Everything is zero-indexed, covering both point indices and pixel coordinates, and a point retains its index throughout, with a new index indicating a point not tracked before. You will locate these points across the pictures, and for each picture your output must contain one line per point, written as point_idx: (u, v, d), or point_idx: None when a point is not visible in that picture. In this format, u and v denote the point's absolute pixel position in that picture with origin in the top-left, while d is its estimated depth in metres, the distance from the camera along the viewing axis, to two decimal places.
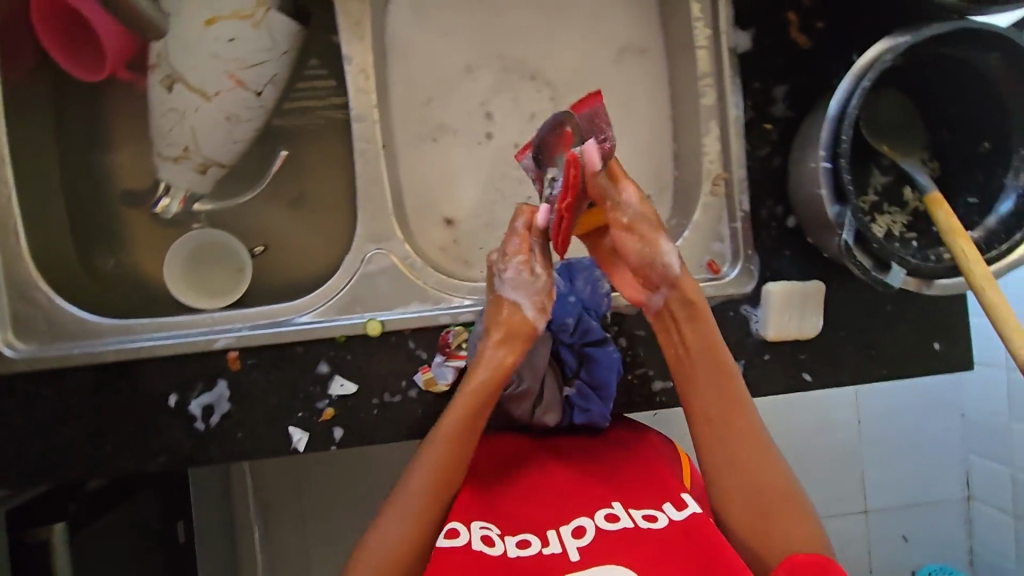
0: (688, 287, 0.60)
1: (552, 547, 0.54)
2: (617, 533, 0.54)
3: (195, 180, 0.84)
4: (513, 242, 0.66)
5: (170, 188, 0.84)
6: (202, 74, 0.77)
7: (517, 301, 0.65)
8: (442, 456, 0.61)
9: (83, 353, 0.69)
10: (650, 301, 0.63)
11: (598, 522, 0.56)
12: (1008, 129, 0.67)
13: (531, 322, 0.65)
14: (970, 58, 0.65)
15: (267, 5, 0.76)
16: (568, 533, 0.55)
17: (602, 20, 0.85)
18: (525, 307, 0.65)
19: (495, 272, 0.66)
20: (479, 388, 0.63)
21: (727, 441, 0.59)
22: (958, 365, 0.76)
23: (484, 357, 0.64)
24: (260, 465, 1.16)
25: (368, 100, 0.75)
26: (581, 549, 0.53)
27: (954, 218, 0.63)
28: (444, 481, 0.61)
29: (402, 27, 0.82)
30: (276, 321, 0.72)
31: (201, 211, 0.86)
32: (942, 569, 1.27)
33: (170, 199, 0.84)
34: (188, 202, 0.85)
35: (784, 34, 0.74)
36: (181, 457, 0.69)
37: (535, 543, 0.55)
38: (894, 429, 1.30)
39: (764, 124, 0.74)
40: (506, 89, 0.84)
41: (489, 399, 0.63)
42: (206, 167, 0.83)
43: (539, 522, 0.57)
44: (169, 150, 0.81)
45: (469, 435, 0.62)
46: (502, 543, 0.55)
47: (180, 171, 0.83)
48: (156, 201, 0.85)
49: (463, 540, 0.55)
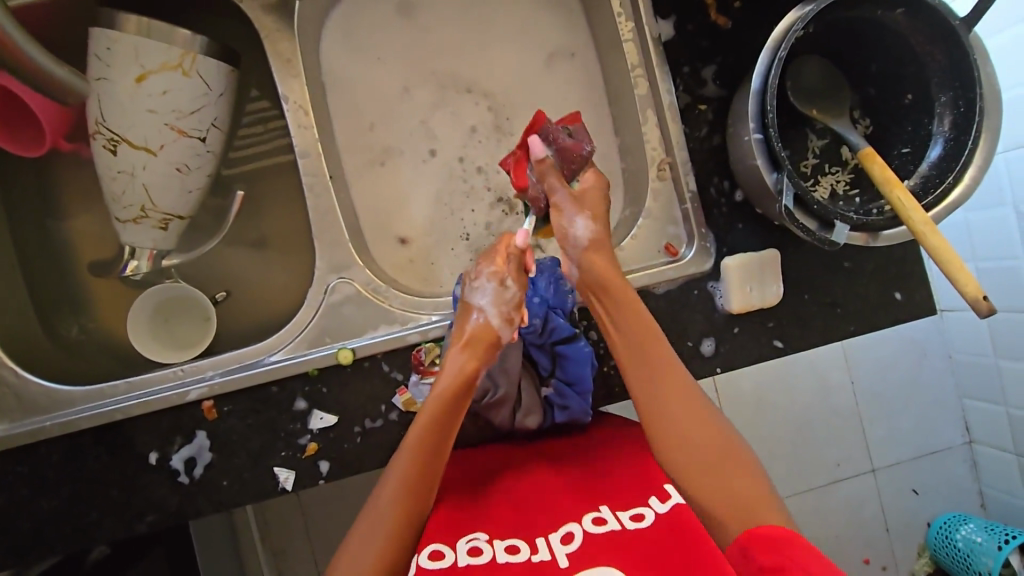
0: (601, 265, 0.66)
1: (541, 555, 0.56)
2: (603, 536, 0.57)
3: (159, 238, 0.81)
4: (488, 257, 0.69)
5: (134, 251, 0.81)
6: (143, 131, 0.75)
7: (483, 308, 0.67)
8: (410, 467, 0.59)
9: (57, 424, 0.68)
10: (570, 274, 0.69)
11: (585, 527, 0.58)
12: (926, 79, 0.70)
13: (495, 329, 0.67)
14: (879, 17, 0.68)
15: (194, 50, 0.73)
16: (557, 540, 0.57)
17: (531, 27, 0.87)
18: (490, 314, 0.67)
19: (468, 279, 0.69)
20: (444, 393, 0.62)
21: (668, 411, 0.59)
22: (925, 310, 0.78)
23: (449, 362, 0.64)
24: (264, 511, 1.15)
25: (311, 136, 0.76)
26: (569, 556, 0.55)
27: (888, 170, 0.65)
28: (416, 492, 0.59)
29: (337, 60, 0.83)
30: (246, 363, 0.72)
31: (171, 266, 0.86)
32: (954, 518, 1.28)
33: (138, 261, 0.82)
34: (156, 260, 0.83)
35: (704, 17, 0.76)
36: (169, 513, 0.69)
37: (524, 549, 0.57)
38: (884, 384, 1.32)
39: (698, 106, 0.76)
40: (448, 106, 0.86)
41: (457, 406, 0.63)
42: (168, 222, 0.80)
43: (529, 528, 0.59)
44: (126, 214, 0.79)
45: (438, 442, 0.61)
46: (490, 549, 0.58)
47: (142, 232, 0.80)
48: (124, 266, 0.82)
49: (450, 561, 0.56)
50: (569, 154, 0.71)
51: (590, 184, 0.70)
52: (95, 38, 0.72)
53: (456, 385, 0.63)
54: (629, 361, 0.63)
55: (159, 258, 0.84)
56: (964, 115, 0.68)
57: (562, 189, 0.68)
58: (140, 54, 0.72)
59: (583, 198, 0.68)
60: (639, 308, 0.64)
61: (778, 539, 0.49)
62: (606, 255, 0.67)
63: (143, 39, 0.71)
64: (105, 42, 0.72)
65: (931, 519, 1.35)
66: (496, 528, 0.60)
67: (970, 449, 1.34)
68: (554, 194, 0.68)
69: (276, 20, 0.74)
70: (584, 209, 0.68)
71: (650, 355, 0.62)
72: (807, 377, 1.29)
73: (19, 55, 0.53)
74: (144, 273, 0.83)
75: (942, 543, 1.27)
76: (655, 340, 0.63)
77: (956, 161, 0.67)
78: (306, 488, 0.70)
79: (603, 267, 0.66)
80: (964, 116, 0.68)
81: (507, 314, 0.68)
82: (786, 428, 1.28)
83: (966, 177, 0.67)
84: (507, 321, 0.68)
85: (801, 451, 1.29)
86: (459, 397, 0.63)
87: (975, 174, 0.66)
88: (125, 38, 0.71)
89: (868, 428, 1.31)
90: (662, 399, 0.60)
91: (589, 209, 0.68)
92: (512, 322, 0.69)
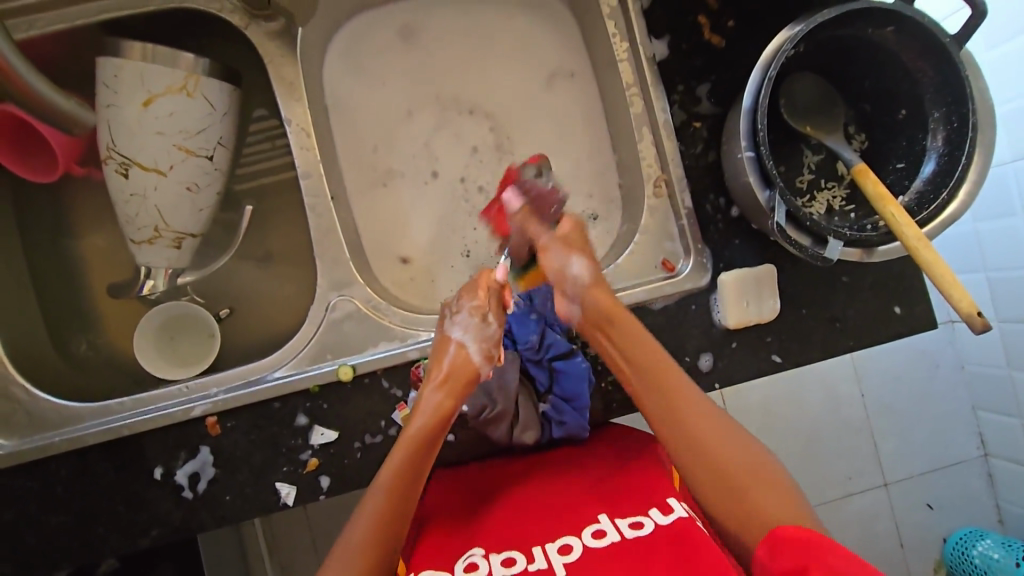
0: (601, 295, 0.66)
1: (537, 564, 0.57)
2: (603, 548, 0.57)
3: (173, 257, 0.83)
4: (470, 291, 0.70)
5: (150, 270, 0.83)
6: (153, 153, 0.77)
7: (462, 342, 0.67)
8: (384, 506, 0.60)
9: (65, 440, 0.70)
10: (570, 311, 0.69)
11: (584, 540, 0.58)
12: (919, 95, 0.70)
13: (476, 366, 0.67)
14: (868, 36, 0.69)
15: (197, 72, 0.76)
16: (554, 550, 0.58)
17: (530, 48, 0.88)
18: (470, 349, 0.67)
19: (448, 313, 0.69)
20: (418, 433, 0.63)
21: (694, 440, 0.59)
22: (926, 324, 0.77)
23: (425, 400, 0.64)
24: (273, 524, 1.16)
25: (313, 156, 0.78)
26: (567, 566, 0.56)
27: (881, 186, 0.66)
28: (390, 533, 0.59)
29: (339, 82, 0.85)
30: (249, 380, 0.73)
31: (186, 283, 0.89)
32: (972, 533, 1.26)
33: (154, 280, 0.84)
34: (170, 278, 0.85)
35: (699, 37, 0.77)
36: (174, 528, 0.70)
37: (520, 559, 0.58)
38: (893, 396, 1.30)
39: (692, 123, 0.77)
40: (448, 126, 0.88)
41: (431, 444, 0.63)
42: (181, 241, 0.82)
43: (524, 539, 0.60)
44: (140, 235, 0.80)
45: (412, 482, 0.61)
46: (486, 563, 0.58)
47: (157, 252, 0.82)
48: (141, 286, 0.85)
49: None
50: (547, 198, 0.76)
51: (570, 227, 0.72)
52: (102, 67, 0.75)
53: (432, 423, 0.63)
54: (644, 393, 0.63)
55: (174, 277, 0.86)
56: (958, 130, 0.68)
57: (541, 232, 0.73)
58: (146, 79, 0.74)
59: (566, 239, 0.70)
60: (646, 341, 0.64)
61: (800, 543, 0.50)
62: (606, 289, 0.67)
63: (147, 64, 0.74)
64: (112, 70, 0.74)
65: (947, 534, 1.32)
66: (491, 539, 0.61)
67: (986, 463, 1.32)
68: (539, 239, 0.72)
69: (280, 46, 0.77)
70: (566, 249, 0.70)
71: (672, 387, 0.62)
72: (813, 390, 1.28)
73: (27, 89, 0.55)
74: (162, 291, 0.86)
75: (958, 560, 1.25)
76: (664, 366, 0.63)
77: (951, 176, 0.68)
78: (307, 503, 0.71)
79: (607, 304, 0.66)
80: (957, 132, 0.68)
81: (488, 351, 0.68)
82: (794, 443, 1.27)
83: (960, 193, 0.67)
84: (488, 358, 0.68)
85: (811, 466, 1.28)
86: (433, 438, 0.63)
87: (969, 189, 0.67)
88: (132, 64, 0.74)
89: (878, 441, 1.30)
90: (683, 429, 0.60)
91: (577, 248, 0.70)
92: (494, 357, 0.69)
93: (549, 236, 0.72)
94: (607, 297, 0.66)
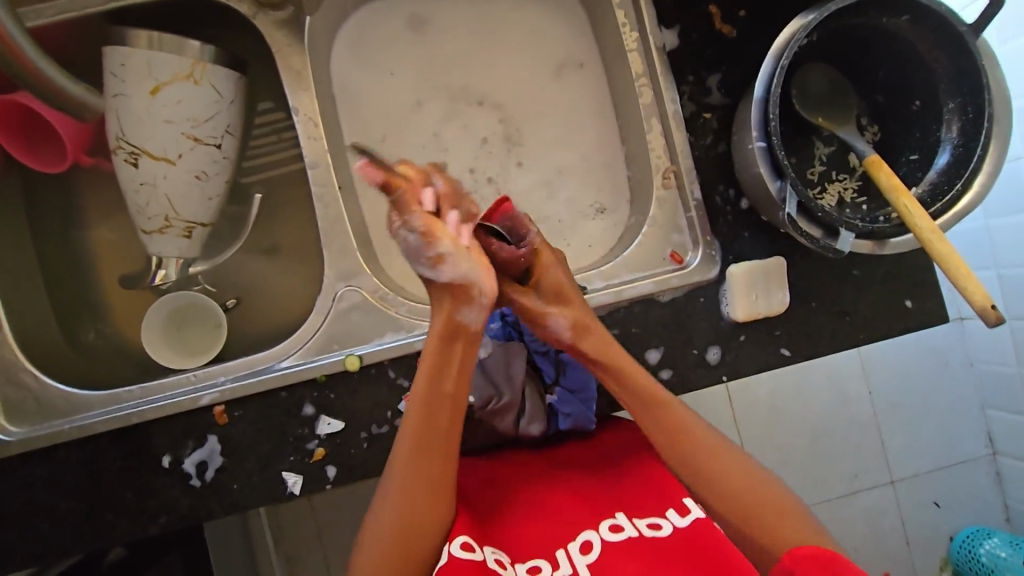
0: (589, 345, 0.67)
1: (563, 571, 0.57)
2: (622, 544, 0.59)
3: (184, 246, 0.83)
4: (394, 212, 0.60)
5: (161, 260, 0.83)
6: (162, 142, 0.77)
7: (433, 266, 0.60)
8: (401, 483, 0.58)
9: (74, 427, 0.70)
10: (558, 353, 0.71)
11: (603, 534, 0.60)
12: (933, 85, 0.69)
13: (465, 278, 0.60)
14: (881, 24, 0.68)
15: (204, 60, 0.76)
16: (576, 550, 0.59)
17: (538, 39, 0.88)
18: (444, 269, 0.60)
19: (394, 238, 0.60)
20: (421, 400, 0.60)
21: (710, 479, 0.62)
22: (937, 319, 0.77)
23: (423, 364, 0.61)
24: (279, 517, 1.17)
25: (321, 146, 0.77)
26: (591, 566, 0.57)
27: (895, 178, 0.65)
28: (414, 512, 0.57)
29: (347, 72, 0.85)
30: (256, 369, 0.74)
31: (198, 273, 0.89)
32: (979, 531, 1.25)
33: (165, 270, 0.84)
34: (182, 267, 0.85)
35: (710, 26, 0.76)
36: (182, 515, 0.71)
37: (546, 568, 0.58)
38: (902, 393, 1.29)
39: (703, 115, 0.77)
40: (456, 117, 0.87)
41: (451, 354, 0.61)
42: (191, 230, 0.82)
43: (546, 544, 0.60)
44: (151, 224, 0.80)
45: (440, 400, 0.60)
46: (511, 570, 0.58)
47: (168, 241, 0.82)
48: (153, 276, 0.85)
49: (479, 556, 0.57)
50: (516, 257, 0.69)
51: (547, 274, 0.69)
52: (108, 56, 0.75)
53: (442, 338, 0.61)
54: (660, 445, 0.64)
55: (186, 266, 0.86)
56: (973, 121, 0.67)
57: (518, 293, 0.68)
58: (153, 68, 0.74)
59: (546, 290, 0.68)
60: (651, 385, 0.66)
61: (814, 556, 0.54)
62: (593, 336, 0.68)
63: (155, 52, 0.74)
64: (119, 59, 0.74)
65: (954, 532, 1.31)
66: (513, 543, 0.60)
67: (994, 461, 1.31)
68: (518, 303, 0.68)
69: (287, 35, 0.76)
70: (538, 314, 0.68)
71: (679, 435, 0.64)
72: (823, 385, 1.27)
73: (36, 74, 0.55)
74: (173, 281, 0.86)
75: (965, 558, 1.24)
76: (669, 408, 0.65)
77: (965, 168, 0.67)
78: (314, 492, 0.71)
79: (595, 346, 0.67)
80: (971, 123, 0.67)
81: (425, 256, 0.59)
82: (801, 438, 1.26)
83: (974, 185, 0.66)
84: (432, 260, 0.59)
85: (818, 461, 1.27)
86: (452, 349, 0.61)
87: (983, 182, 0.66)
88: (138, 53, 0.74)
89: (887, 438, 1.29)
90: (706, 475, 0.62)
91: (557, 301, 0.68)
92: (445, 262, 0.59)
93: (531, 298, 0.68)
94: (598, 341, 0.67)
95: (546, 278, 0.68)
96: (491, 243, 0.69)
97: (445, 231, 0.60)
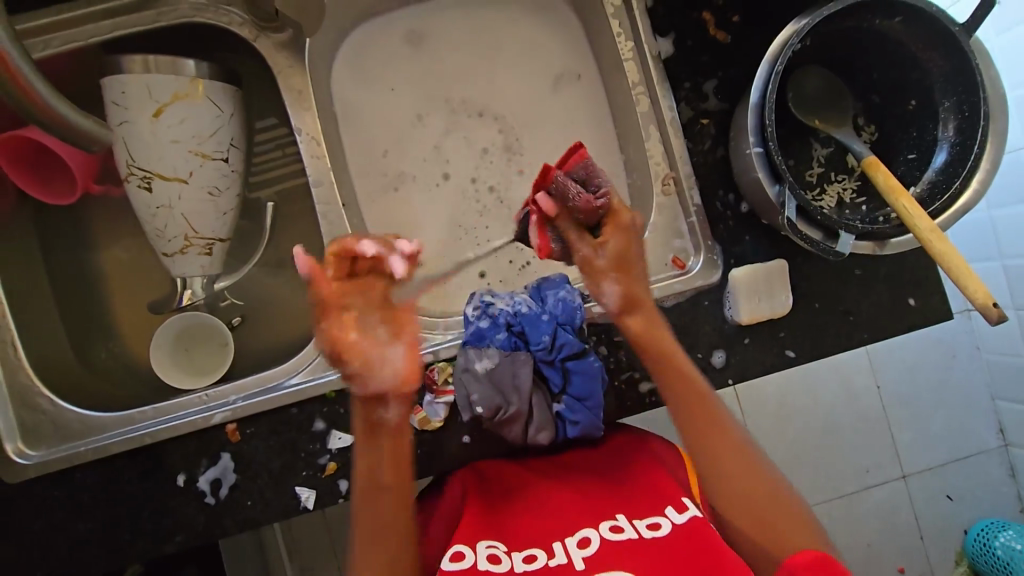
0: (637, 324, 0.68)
1: (557, 559, 0.60)
2: (620, 544, 0.61)
3: (207, 264, 0.84)
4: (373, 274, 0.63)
5: (186, 281, 0.85)
6: (171, 162, 0.78)
7: (355, 383, 0.60)
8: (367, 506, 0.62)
9: (91, 449, 0.72)
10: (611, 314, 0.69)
11: (602, 533, 0.62)
12: (928, 85, 0.70)
13: (369, 389, 0.60)
14: (875, 26, 0.69)
15: (202, 80, 0.78)
16: (573, 545, 0.61)
17: (535, 50, 0.89)
18: (368, 378, 0.59)
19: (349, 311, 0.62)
20: (373, 436, 0.62)
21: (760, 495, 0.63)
22: (940, 316, 0.77)
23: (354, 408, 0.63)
24: (292, 525, 1.17)
25: (324, 164, 0.78)
26: (585, 560, 0.59)
27: (893, 179, 0.65)
28: (386, 532, 0.61)
29: (348, 89, 0.86)
30: (267, 386, 0.75)
31: (221, 289, 0.91)
32: (993, 523, 1.24)
33: (192, 289, 0.85)
34: (208, 285, 0.86)
35: (704, 33, 0.77)
36: (198, 532, 0.72)
37: (541, 556, 0.61)
38: (911, 388, 1.29)
39: (700, 120, 0.77)
40: (456, 129, 0.89)
41: (381, 436, 0.62)
42: (211, 247, 0.83)
43: (545, 538, 0.63)
44: (171, 246, 0.82)
45: (385, 466, 0.62)
46: (508, 559, 0.61)
47: (190, 260, 0.83)
48: (180, 297, 0.86)
49: (469, 561, 0.60)
50: (583, 203, 0.70)
51: (612, 237, 0.69)
52: (107, 86, 0.76)
53: (366, 426, 0.62)
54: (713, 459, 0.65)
55: (211, 282, 0.87)
56: (969, 120, 0.67)
57: (585, 244, 0.70)
58: (152, 90, 0.76)
59: (603, 254, 0.69)
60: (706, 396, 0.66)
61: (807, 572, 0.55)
62: (642, 313, 0.68)
63: (153, 75, 0.75)
64: (119, 87, 0.75)
65: (968, 525, 1.30)
66: (513, 537, 0.64)
67: (1006, 453, 1.31)
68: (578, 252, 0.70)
69: (288, 56, 0.78)
70: (596, 276, 0.69)
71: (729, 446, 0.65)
72: (830, 383, 1.27)
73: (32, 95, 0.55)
74: (202, 299, 0.87)
75: (980, 551, 1.23)
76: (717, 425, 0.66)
77: (963, 167, 0.67)
78: (327, 506, 0.72)
79: (640, 329, 0.68)
80: (968, 121, 0.68)
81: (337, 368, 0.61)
82: (810, 434, 1.26)
83: (973, 182, 0.67)
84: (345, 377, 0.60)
85: (829, 458, 1.27)
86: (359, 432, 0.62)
87: (982, 178, 0.66)
88: (137, 79, 0.75)
89: (896, 433, 1.29)
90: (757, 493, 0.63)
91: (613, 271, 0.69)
92: (354, 380, 0.60)
93: (591, 248, 0.70)
94: (642, 320, 0.68)
95: (608, 237, 0.69)
96: (567, 186, 0.71)
97: (350, 352, 0.58)
